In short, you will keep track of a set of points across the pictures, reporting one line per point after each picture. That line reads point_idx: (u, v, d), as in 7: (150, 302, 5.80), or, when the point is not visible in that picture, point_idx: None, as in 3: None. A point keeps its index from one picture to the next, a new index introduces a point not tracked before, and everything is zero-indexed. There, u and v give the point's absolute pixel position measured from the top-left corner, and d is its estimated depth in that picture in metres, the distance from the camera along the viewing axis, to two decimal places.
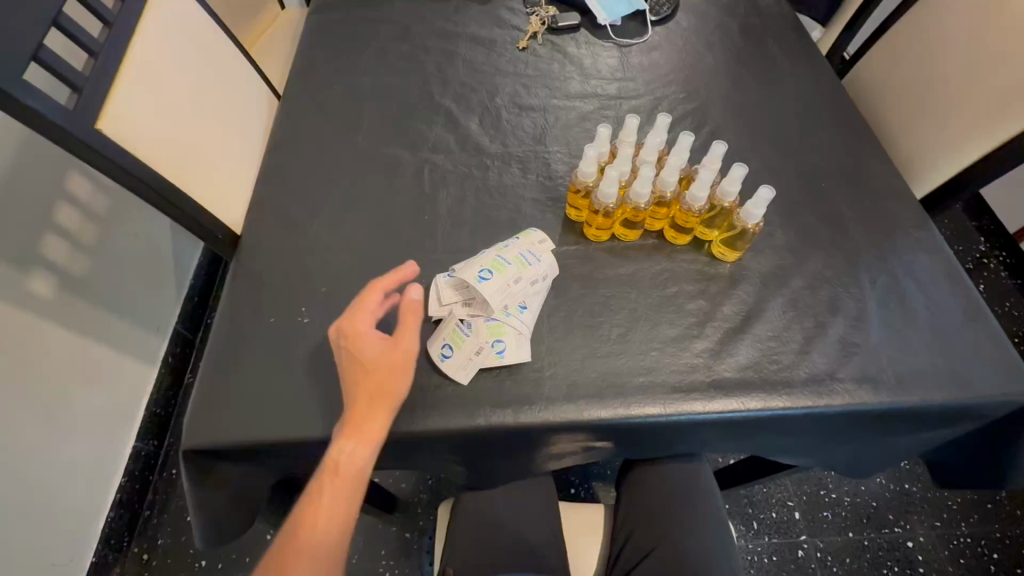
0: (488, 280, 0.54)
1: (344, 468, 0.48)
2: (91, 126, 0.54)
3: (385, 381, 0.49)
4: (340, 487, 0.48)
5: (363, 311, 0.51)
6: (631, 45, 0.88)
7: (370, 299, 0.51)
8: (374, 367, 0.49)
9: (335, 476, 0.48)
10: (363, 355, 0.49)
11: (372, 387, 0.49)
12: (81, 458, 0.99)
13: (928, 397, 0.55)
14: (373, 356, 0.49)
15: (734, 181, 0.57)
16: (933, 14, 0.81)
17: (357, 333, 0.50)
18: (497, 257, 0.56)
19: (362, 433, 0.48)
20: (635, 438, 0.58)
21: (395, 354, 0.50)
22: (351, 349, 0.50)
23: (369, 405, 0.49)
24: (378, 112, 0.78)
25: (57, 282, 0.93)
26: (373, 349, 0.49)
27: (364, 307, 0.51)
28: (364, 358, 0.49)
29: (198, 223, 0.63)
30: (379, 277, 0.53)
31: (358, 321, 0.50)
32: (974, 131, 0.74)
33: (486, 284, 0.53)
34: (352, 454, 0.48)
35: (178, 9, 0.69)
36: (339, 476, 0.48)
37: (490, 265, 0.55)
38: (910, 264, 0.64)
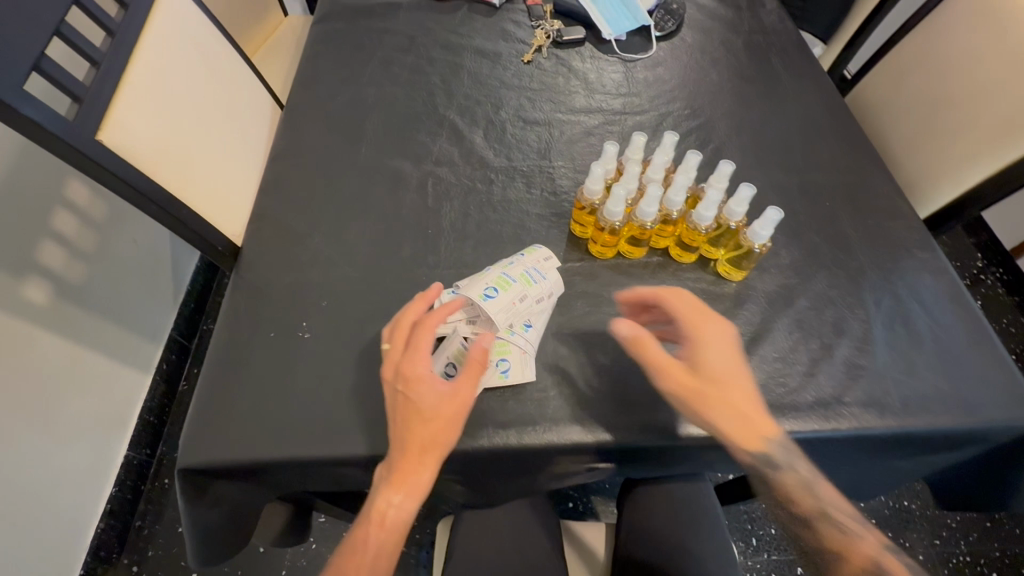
0: (493, 298, 0.53)
1: (389, 516, 0.48)
2: (94, 138, 0.53)
3: (438, 436, 0.47)
4: (386, 535, 0.49)
5: (420, 350, 0.49)
6: (636, 60, 0.88)
7: (424, 337, 0.49)
8: (429, 419, 0.47)
9: (382, 521, 0.48)
10: (420, 403, 0.48)
11: (423, 439, 0.47)
12: (72, 468, 0.98)
13: (935, 422, 0.55)
14: (429, 405, 0.47)
15: (742, 201, 0.57)
16: (937, 36, 0.81)
17: (416, 380, 0.48)
18: (502, 274, 0.55)
19: (411, 487, 0.48)
20: (639, 459, 0.57)
21: (452, 406, 0.48)
22: (409, 393, 0.48)
23: (419, 458, 0.48)
24: (382, 123, 0.78)
25: (52, 288, 0.92)
26: (430, 398, 0.48)
27: (421, 347, 0.49)
28: (419, 406, 0.48)
29: (198, 235, 0.62)
30: (433, 314, 0.50)
31: (417, 363, 0.49)
32: (978, 152, 0.75)
33: (491, 303, 0.52)
34: (399, 506, 0.48)
35: (181, 18, 0.68)
36: (386, 523, 0.48)
37: (496, 282, 0.54)
38: (914, 286, 0.64)
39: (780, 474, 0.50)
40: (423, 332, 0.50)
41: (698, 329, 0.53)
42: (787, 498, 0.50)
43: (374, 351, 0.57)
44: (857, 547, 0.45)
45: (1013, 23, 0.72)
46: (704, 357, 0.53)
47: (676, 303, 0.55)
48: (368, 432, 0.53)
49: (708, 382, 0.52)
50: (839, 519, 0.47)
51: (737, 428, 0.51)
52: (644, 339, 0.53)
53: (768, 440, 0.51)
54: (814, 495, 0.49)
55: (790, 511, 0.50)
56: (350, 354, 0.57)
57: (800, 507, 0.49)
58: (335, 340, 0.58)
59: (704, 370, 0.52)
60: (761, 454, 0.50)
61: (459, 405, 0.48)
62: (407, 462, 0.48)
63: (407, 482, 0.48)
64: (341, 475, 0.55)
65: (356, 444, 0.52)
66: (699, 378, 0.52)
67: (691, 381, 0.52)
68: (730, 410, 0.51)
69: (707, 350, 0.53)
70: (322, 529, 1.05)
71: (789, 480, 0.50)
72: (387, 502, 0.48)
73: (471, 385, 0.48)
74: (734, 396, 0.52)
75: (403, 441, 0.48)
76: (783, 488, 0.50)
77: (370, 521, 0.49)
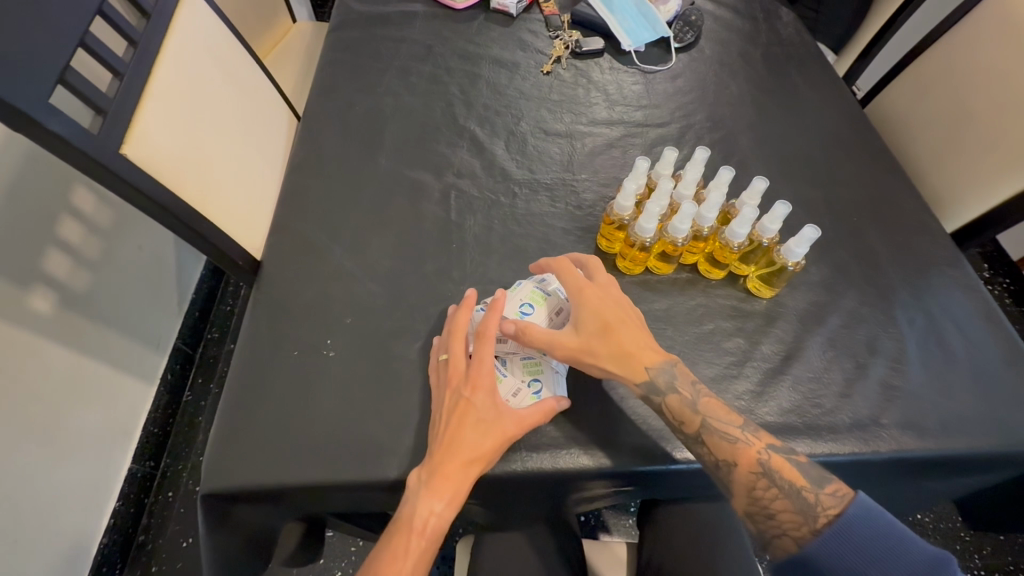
0: (530, 315, 0.53)
1: (427, 524, 0.47)
2: (117, 152, 0.52)
3: (489, 446, 0.48)
4: (420, 545, 0.47)
5: (482, 362, 0.50)
6: (655, 71, 0.88)
7: (485, 349, 0.50)
8: (484, 431, 0.48)
9: (420, 530, 0.47)
10: (474, 413, 0.49)
11: (475, 447, 0.48)
12: (76, 481, 0.95)
13: (975, 445, 0.53)
14: (485, 416, 0.48)
15: (777, 218, 0.56)
16: (959, 50, 0.81)
17: (479, 388, 0.49)
18: (536, 288, 0.55)
19: (454, 498, 0.47)
20: (672, 481, 0.56)
21: (510, 422, 0.49)
22: (464, 402, 0.49)
23: (465, 470, 0.47)
24: (402, 134, 0.77)
25: (57, 298, 0.90)
26: (487, 410, 0.49)
27: (483, 358, 0.50)
28: (474, 415, 0.48)
29: (217, 249, 0.61)
30: (496, 321, 0.51)
31: (479, 375, 0.50)
32: (1004, 168, 0.74)
33: (528, 320, 0.53)
34: (440, 516, 0.47)
35: (200, 27, 0.67)
36: (424, 532, 0.47)
37: (530, 298, 0.54)
38: (946, 304, 0.63)
39: (666, 399, 0.51)
40: (485, 343, 0.50)
41: (579, 290, 0.54)
42: (675, 417, 0.50)
43: (401, 371, 0.56)
44: (745, 453, 0.48)
45: None
46: (587, 310, 0.53)
47: (566, 277, 0.56)
48: (398, 456, 0.51)
49: (594, 337, 0.52)
50: (722, 430, 0.49)
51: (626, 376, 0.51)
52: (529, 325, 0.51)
53: (647, 374, 0.52)
54: (698, 413, 0.50)
55: (677, 430, 0.50)
56: (376, 373, 0.56)
57: (688, 428, 0.50)
58: (360, 358, 0.57)
59: (588, 326, 0.52)
60: (649, 385, 0.51)
61: (516, 426, 0.48)
62: (454, 469, 0.47)
63: (451, 490, 0.47)
64: (368, 499, 0.54)
65: (385, 468, 0.50)
66: (585, 336, 0.52)
67: (578, 340, 0.52)
68: (605, 358, 0.52)
69: (593, 304, 0.53)
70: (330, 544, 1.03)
71: (676, 404, 0.51)
72: (428, 509, 0.47)
73: (534, 419, 0.50)
74: (619, 342, 0.52)
75: (454, 449, 0.48)
76: (672, 413, 0.50)
77: (406, 529, 0.47)
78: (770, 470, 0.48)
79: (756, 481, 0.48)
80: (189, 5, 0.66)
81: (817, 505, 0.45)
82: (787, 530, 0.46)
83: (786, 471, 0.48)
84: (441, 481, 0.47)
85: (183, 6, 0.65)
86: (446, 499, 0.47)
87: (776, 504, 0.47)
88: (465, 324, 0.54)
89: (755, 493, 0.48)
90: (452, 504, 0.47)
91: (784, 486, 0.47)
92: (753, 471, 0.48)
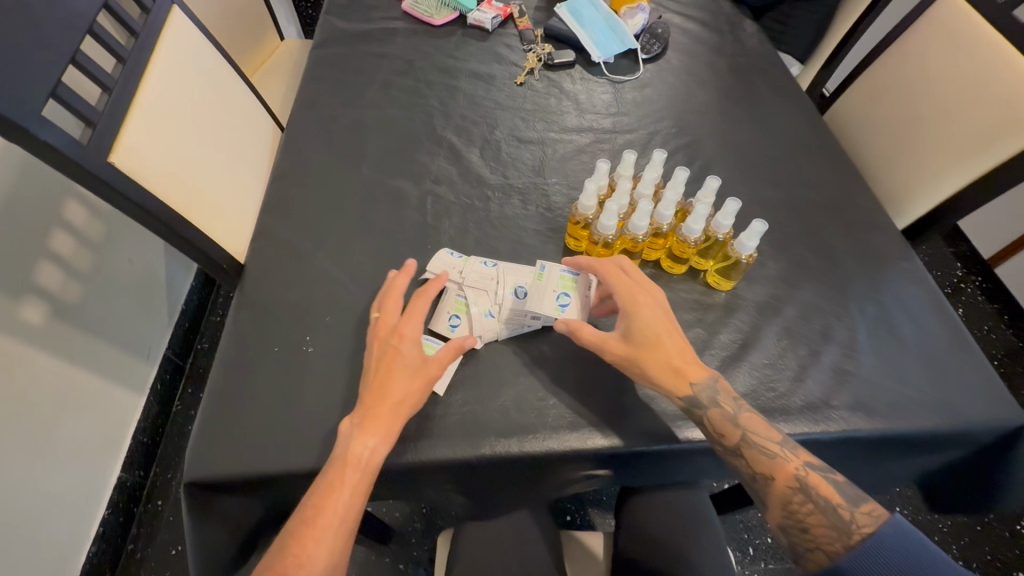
0: (568, 305, 0.59)
1: (359, 465, 0.48)
2: (106, 160, 0.55)
3: (416, 385, 0.52)
4: (352, 488, 0.48)
5: (411, 315, 0.56)
6: (624, 81, 0.92)
7: (419, 307, 0.56)
8: (410, 371, 0.52)
9: (351, 470, 0.48)
10: (402, 359, 0.53)
11: (403, 386, 0.51)
12: (66, 489, 0.96)
13: (922, 423, 0.56)
14: (410, 359, 0.53)
15: (728, 214, 0.60)
16: (907, 58, 0.86)
17: (404, 336, 0.54)
18: (562, 274, 0.61)
19: (384, 434, 0.50)
20: (638, 465, 0.59)
21: (433, 360, 0.53)
22: (392, 349, 0.54)
23: (393, 409, 0.51)
24: (381, 143, 0.80)
25: (49, 308, 0.92)
26: (413, 354, 0.53)
27: (413, 312, 0.56)
28: (399, 360, 0.53)
29: (203, 253, 0.64)
30: (426, 288, 0.58)
31: (402, 324, 0.55)
32: (950, 165, 0.79)
33: (567, 310, 0.59)
34: (373, 453, 0.49)
35: (187, 44, 0.71)
36: (354, 473, 0.48)
37: (563, 287, 0.60)
38: (896, 293, 0.67)
39: (707, 412, 0.52)
40: (418, 301, 0.57)
41: (631, 298, 0.56)
42: (716, 430, 0.52)
43: None
44: (783, 468, 0.50)
45: (975, 47, 0.77)
46: (638, 320, 0.55)
47: (613, 281, 0.58)
48: None
49: (640, 344, 0.55)
50: (762, 445, 0.50)
51: (669, 382, 0.53)
52: (577, 327, 0.56)
53: (690, 387, 0.53)
54: (738, 427, 0.51)
55: (718, 441, 0.52)
56: (354, 367, 0.58)
57: (728, 441, 0.51)
58: (339, 354, 0.59)
59: (639, 336, 0.55)
60: (690, 397, 0.53)
61: (438, 367, 0.53)
62: (387, 406, 0.50)
63: (380, 429, 0.49)
64: None
65: None
66: (633, 344, 0.55)
67: (627, 347, 0.55)
68: (652, 365, 0.54)
69: (643, 313, 0.56)
70: None
71: (716, 416, 0.52)
72: (358, 447, 0.49)
73: (451, 358, 0.54)
74: (665, 351, 0.54)
75: (383, 390, 0.51)
76: (713, 425, 0.52)
77: (337, 471, 0.48)
78: (807, 486, 0.48)
79: (793, 496, 0.48)
80: (176, 25, 0.70)
81: (852, 522, 0.46)
82: (821, 544, 0.46)
83: (824, 488, 0.48)
84: (373, 420, 0.50)
85: (170, 25, 0.69)
86: (375, 437, 0.49)
87: (811, 518, 0.47)
88: (401, 287, 0.59)
89: (791, 508, 0.48)
90: (382, 442, 0.49)
91: (821, 501, 0.47)
92: (789, 485, 0.49)
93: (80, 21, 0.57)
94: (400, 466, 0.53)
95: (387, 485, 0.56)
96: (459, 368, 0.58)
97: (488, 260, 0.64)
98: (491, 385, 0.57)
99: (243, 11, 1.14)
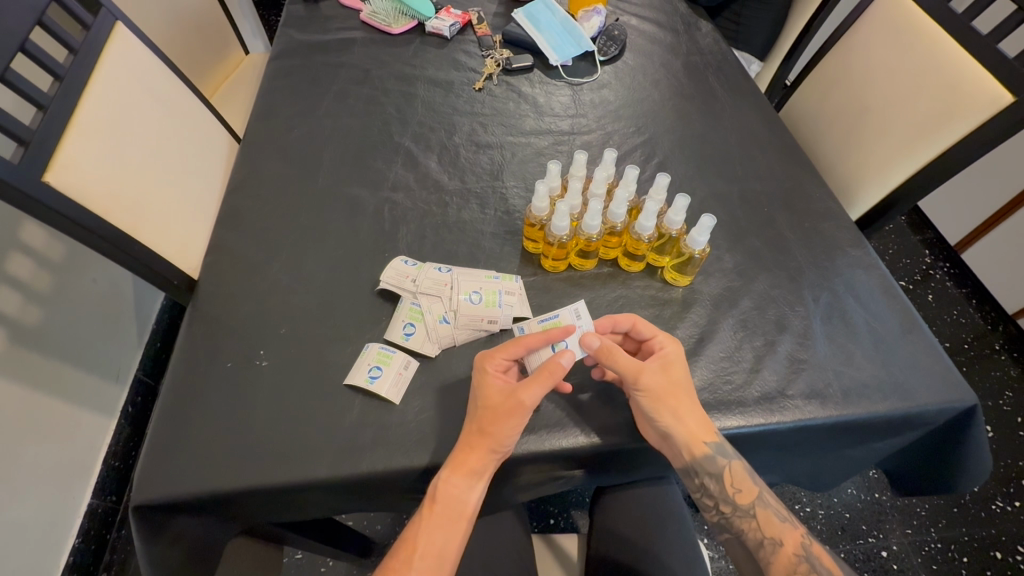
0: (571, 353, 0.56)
1: (453, 498, 0.51)
2: (40, 179, 0.54)
3: (505, 420, 0.50)
4: (439, 519, 0.51)
5: (506, 353, 0.54)
6: (582, 83, 0.93)
7: (515, 347, 0.53)
8: (490, 404, 0.51)
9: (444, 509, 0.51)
10: (487, 392, 0.52)
11: (490, 424, 0.50)
12: (33, 518, 0.94)
13: (874, 408, 0.57)
14: (490, 391, 0.51)
15: (678, 211, 0.61)
16: (854, 52, 0.88)
17: (482, 376, 0.53)
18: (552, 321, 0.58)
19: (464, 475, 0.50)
20: (599, 463, 0.58)
21: (520, 392, 0.51)
22: (480, 383, 0.52)
23: (469, 447, 0.50)
24: (338, 153, 0.80)
25: (7, 334, 0.90)
26: (497, 385, 0.52)
27: (507, 350, 0.54)
28: (484, 397, 0.51)
29: (152, 270, 0.63)
30: (526, 334, 0.54)
31: (489, 357, 0.54)
32: (899, 154, 0.81)
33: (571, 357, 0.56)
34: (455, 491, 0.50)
35: (133, 60, 0.70)
36: (449, 504, 0.51)
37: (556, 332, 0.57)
38: (849, 281, 0.68)
39: (732, 463, 0.54)
40: (512, 342, 0.54)
41: (669, 344, 0.57)
42: (736, 484, 0.54)
43: (332, 374, 0.58)
44: (791, 534, 0.52)
45: (916, 39, 0.79)
46: (672, 362, 0.55)
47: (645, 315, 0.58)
48: (326, 455, 0.53)
49: (671, 381, 0.54)
50: (777, 507, 0.54)
51: (696, 426, 0.53)
52: (612, 345, 0.55)
53: (713, 433, 0.54)
54: (756, 486, 0.54)
55: (733, 494, 0.54)
56: (308, 378, 0.58)
57: (742, 497, 0.54)
58: (293, 366, 0.58)
59: (677, 373, 0.55)
60: (716, 444, 0.54)
61: (529, 395, 0.51)
62: (479, 443, 0.50)
63: (466, 466, 0.50)
64: (303, 501, 0.55)
65: (314, 469, 0.52)
66: (673, 381, 0.54)
67: (664, 380, 0.54)
68: (680, 407, 0.53)
69: (676, 358, 0.56)
70: (298, 565, 1.03)
71: (738, 470, 0.54)
72: (445, 481, 0.50)
73: (542, 386, 0.51)
74: (692, 399, 0.54)
75: (467, 428, 0.51)
76: (736, 477, 0.54)
77: (430, 500, 0.51)
78: (812, 556, 0.50)
79: (798, 564, 0.50)
80: (120, 41, 0.69)
81: None
82: None
83: (826, 560, 0.50)
84: (460, 457, 0.50)
85: (114, 41, 0.68)
86: (462, 473, 0.50)
87: None
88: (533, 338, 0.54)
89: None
90: (472, 477, 0.50)
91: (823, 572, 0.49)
92: (796, 553, 0.50)
93: (11, 41, 0.56)
94: (356, 478, 0.52)
95: (345, 496, 0.56)
96: (416, 374, 0.58)
97: (443, 266, 0.64)
98: (448, 390, 0.57)
99: (202, 26, 1.13)
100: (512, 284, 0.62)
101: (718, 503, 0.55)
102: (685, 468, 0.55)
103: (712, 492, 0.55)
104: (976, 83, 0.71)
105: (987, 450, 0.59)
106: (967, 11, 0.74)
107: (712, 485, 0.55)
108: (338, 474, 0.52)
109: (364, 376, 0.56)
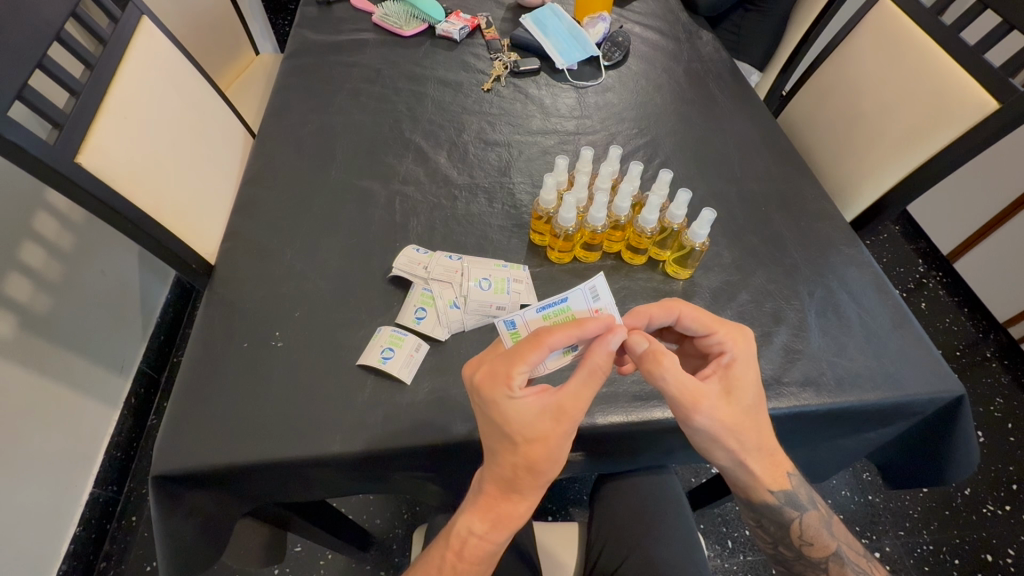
0: (556, 358, 0.53)
1: (481, 548, 0.49)
2: (72, 161, 0.56)
3: (553, 453, 0.47)
4: (469, 568, 0.50)
5: (526, 364, 0.46)
6: (587, 86, 0.96)
7: (538, 354, 0.46)
8: (536, 438, 0.46)
9: (473, 556, 0.49)
10: (524, 423, 0.46)
11: (538, 462, 0.47)
12: (34, 504, 0.94)
13: (864, 396, 0.59)
14: (530, 421, 0.46)
15: (680, 205, 0.64)
16: (847, 63, 0.92)
17: (518, 411, 0.46)
18: (543, 312, 0.54)
19: (497, 524, 0.49)
20: (603, 448, 0.60)
21: (570, 410, 0.46)
22: (515, 413, 0.46)
23: (512, 489, 0.49)
24: (351, 147, 0.83)
25: (18, 321, 0.91)
26: (538, 413, 0.46)
27: (527, 358, 0.46)
28: (525, 430, 0.46)
29: (170, 254, 0.65)
30: (549, 333, 0.47)
31: (512, 377, 0.46)
32: (892, 159, 0.84)
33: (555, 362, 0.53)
34: (484, 538, 0.49)
35: (159, 51, 0.73)
36: (482, 557, 0.50)
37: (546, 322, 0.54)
38: (842, 277, 0.71)
39: (805, 514, 0.57)
40: (534, 347, 0.46)
41: (736, 348, 0.53)
42: (807, 537, 0.56)
43: (346, 355, 0.60)
44: None
45: (908, 49, 0.83)
46: (739, 380, 0.52)
47: (698, 316, 0.54)
48: (339, 431, 0.54)
49: (735, 405, 0.52)
50: (854, 563, 0.55)
51: (765, 469, 0.55)
52: (662, 351, 0.50)
53: (783, 485, 0.56)
54: (832, 540, 0.56)
55: (802, 546, 0.57)
56: (321, 359, 0.60)
57: (815, 551, 0.56)
58: (306, 348, 0.60)
59: (748, 398, 0.53)
60: (784, 494, 0.56)
61: (580, 408, 0.47)
62: (519, 487, 0.49)
63: (507, 515, 0.49)
64: (313, 478, 0.57)
65: (326, 444, 0.54)
66: (742, 412, 0.52)
67: (733, 411, 0.52)
68: (747, 443, 0.53)
69: (744, 371, 0.53)
70: (297, 559, 1.04)
71: (813, 522, 0.57)
72: (479, 534, 0.49)
73: (590, 391, 0.47)
74: (767, 433, 0.54)
75: (511, 473, 0.48)
76: (807, 531, 0.56)
77: (455, 556, 0.50)
78: None
79: None
80: (145, 33, 0.72)
81: None
82: None
83: None
84: (499, 506, 0.49)
85: (139, 33, 0.71)
86: (501, 524, 0.49)
87: None
88: (557, 342, 0.47)
89: None
90: (510, 528, 0.50)
91: None
92: None
93: (47, 29, 0.59)
94: (367, 454, 0.54)
95: (355, 473, 0.57)
96: (426, 357, 0.60)
97: (452, 255, 0.67)
98: (457, 372, 0.59)
99: (217, 26, 1.16)
100: (519, 273, 0.65)
101: (778, 543, 0.58)
102: (747, 502, 0.58)
103: (770, 530, 0.58)
104: (963, 90, 0.75)
105: (975, 443, 0.61)
106: (955, 23, 0.78)
107: (778, 532, 0.58)
108: (349, 449, 0.54)
109: (377, 357, 0.58)
